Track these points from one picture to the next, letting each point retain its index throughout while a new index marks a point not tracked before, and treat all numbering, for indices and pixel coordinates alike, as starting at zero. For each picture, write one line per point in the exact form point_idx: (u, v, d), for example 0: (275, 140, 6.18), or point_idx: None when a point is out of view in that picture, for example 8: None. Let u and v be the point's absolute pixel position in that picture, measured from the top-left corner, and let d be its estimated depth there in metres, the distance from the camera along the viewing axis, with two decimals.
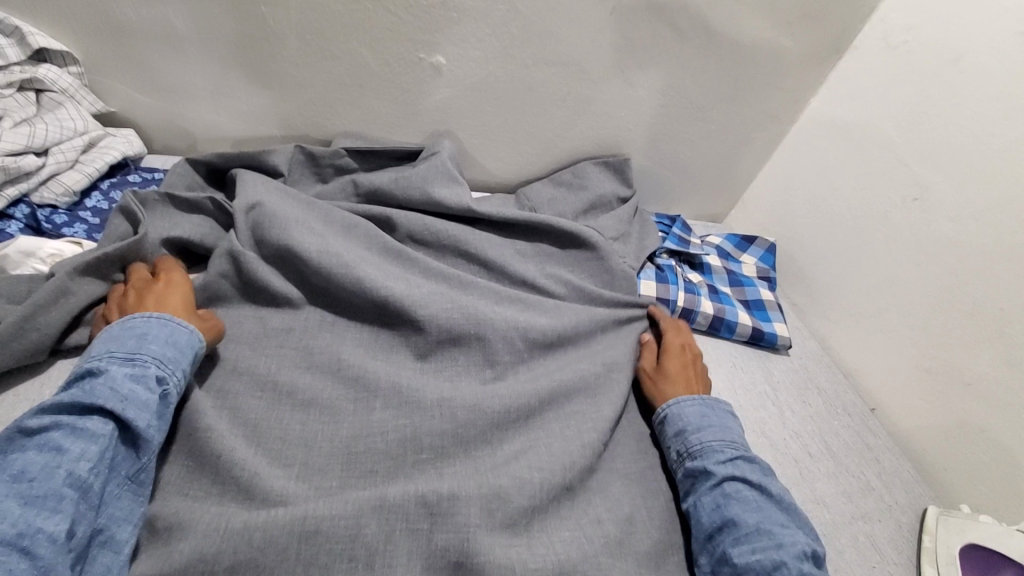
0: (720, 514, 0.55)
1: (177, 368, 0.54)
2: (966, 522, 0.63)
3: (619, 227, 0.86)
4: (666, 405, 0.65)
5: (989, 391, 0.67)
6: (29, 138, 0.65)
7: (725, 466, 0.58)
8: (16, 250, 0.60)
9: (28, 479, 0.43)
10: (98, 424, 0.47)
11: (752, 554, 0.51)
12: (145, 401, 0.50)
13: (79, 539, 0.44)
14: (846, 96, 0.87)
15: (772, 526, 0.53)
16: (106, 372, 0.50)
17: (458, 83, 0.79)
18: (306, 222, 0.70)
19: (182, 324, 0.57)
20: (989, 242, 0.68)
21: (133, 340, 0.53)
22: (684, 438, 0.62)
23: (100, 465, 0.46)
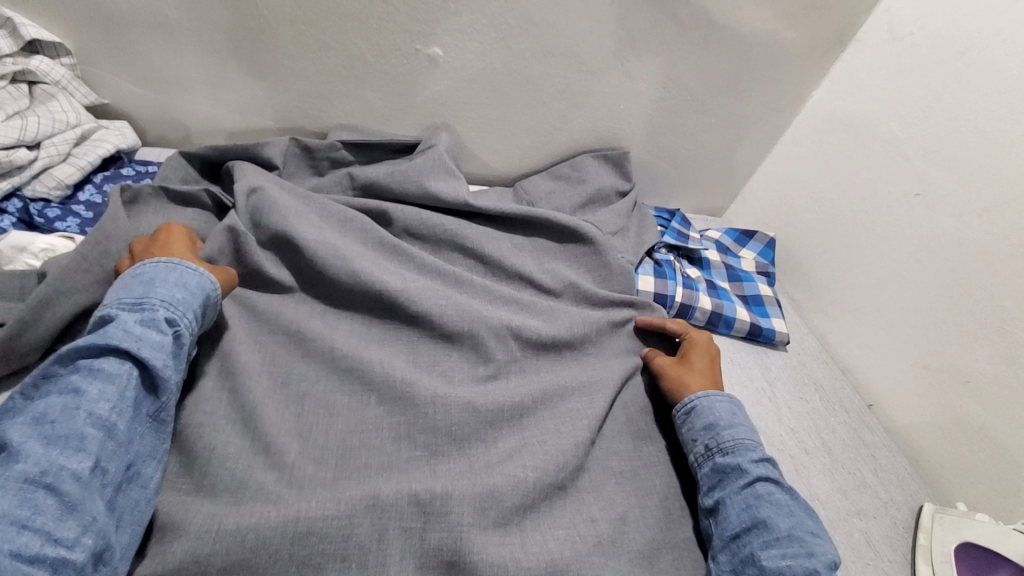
0: (750, 514, 0.54)
1: (187, 310, 0.54)
2: (963, 520, 0.62)
3: (618, 221, 0.85)
4: (700, 397, 0.64)
5: (989, 389, 0.67)
6: (20, 131, 0.64)
7: (758, 467, 0.58)
8: (9, 245, 0.58)
9: (49, 422, 0.45)
10: (114, 365, 0.49)
11: (782, 559, 0.51)
12: (158, 343, 0.51)
13: (108, 475, 0.46)
14: (850, 88, 0.85)
15: (804, 533, 0.53)
16: (118, 318, 0.51)
17: (455, 75, 0.78)
18: (302, 214, 0.70)
19: (193, 268, 0.57)
20: (993, 239, 0.68)
21: (141, 287, 0.54)
22: (715, 433, 0.61)
23: (120, 404, 0.48)
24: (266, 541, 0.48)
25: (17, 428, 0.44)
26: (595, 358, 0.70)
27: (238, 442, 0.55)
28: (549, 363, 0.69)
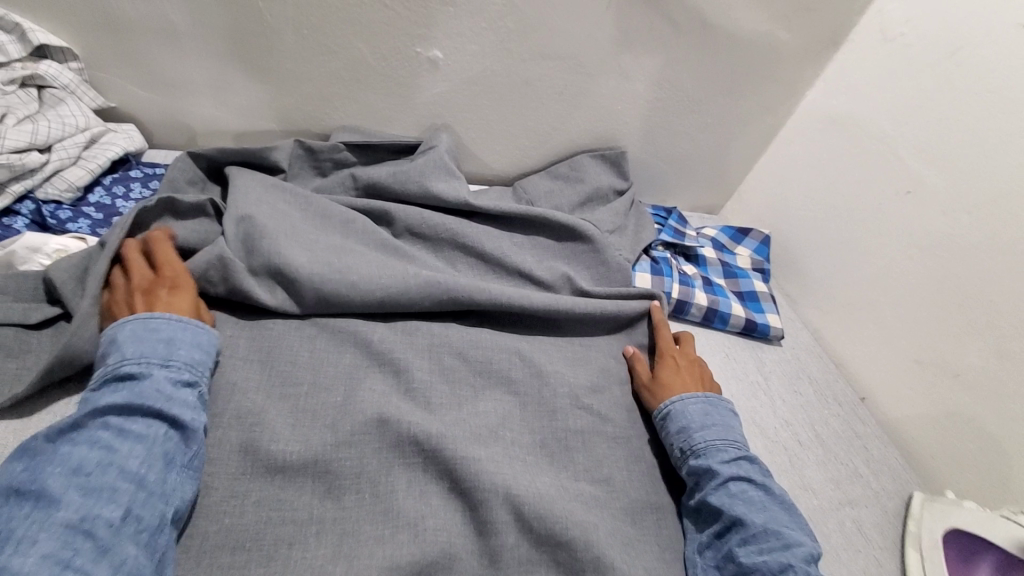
0: (726, 513, 0.55)
1: (206, 372, 0.53)
2: (951, 508, 0.64)
3: (616, 220, 0.87)
4: (672, 403, 0.64)
5: (979, 382, 0.69)
6: (32, 134, 0.62)
7: (728, 467, 0.58)
8: (22, 246, 0.57)
9: (85, 473, 0.43)
10: (144, 427, 0.47)
11: (759, 554, 0.52)
12: (186, 404, 0.50)
13: (145, 521, 0.43)
14: (843, 88, 0.87)
15: (779, 526, 0.54)
16: (149, 375, 0.49)
17: (455, 77, 0.80)
18: (296, 234, 0.69)
19: (203, 327, 0.56)
20: (984, 238, 0.69)
21: (162, 345, 0.52)
22: (688, 436, 0.61)
23: (151, 460, 0.46)
24: (270, 497, 0.49)
25: (51, 478, 0.42)
26: (593, 353, 0.72)
27: (248, 389, 0.56)
28: (550, 355, 0.70)
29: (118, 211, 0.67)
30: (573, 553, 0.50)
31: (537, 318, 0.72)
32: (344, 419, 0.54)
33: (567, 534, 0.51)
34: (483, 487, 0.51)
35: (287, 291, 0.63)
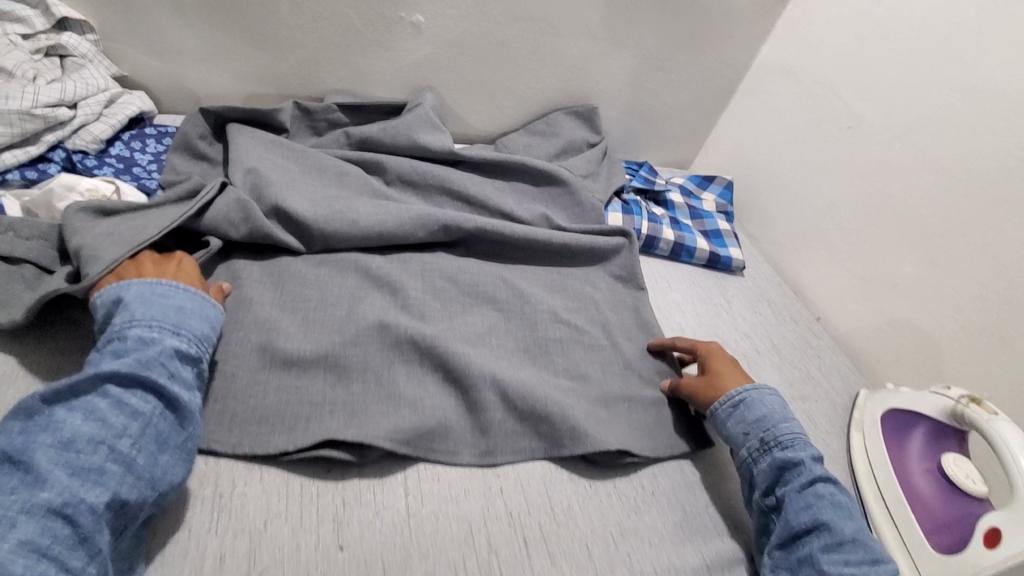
0: (811, 515, 0.52)
1: (209, 348, 0.52)
2: (888, 395, 0.71)
3: (589, 167, 0.95)
4: (747, 391, 0.61)
5: (912, 288, 0.77)
6: (61, 92, 0.69)
7: (818, 466, 0.55)
8: (59, 184, 0.64)
9: (76, 448, 0.41)
10: (141, 401, 0.45)
11: (845, 565, 0.49)
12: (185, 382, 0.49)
13: (128, 510, 0.42)
14: (791, 40, 0.96)
15: (867, 540, 0.51)
16: (158, 343, 0.48)
17: (436, 40, 0.88)
18: (294, 183, 0.77)
19: (209, 302, 0.55)
20: (912, 160, 0.77)
21: (170, 313, 0.51)
22: (771, 427, 0.58)
23: (144, 440, 0.44)
24: (288, 384, 0.55)
25: (41, 451, 0.40)
26: (571, 279, 0.80)
27: (263, 305, 0.63)
28: (531, 281, 0.78)
29: (137, 162, 0.75)
30: (554, 425, 0.58)
31: (518, 249, 0.80)
32: (348, 324, 0.62)
33: (546, 408, 0.58)
34: (472, 373, 0.59)
35: (294, 229, 0.71)
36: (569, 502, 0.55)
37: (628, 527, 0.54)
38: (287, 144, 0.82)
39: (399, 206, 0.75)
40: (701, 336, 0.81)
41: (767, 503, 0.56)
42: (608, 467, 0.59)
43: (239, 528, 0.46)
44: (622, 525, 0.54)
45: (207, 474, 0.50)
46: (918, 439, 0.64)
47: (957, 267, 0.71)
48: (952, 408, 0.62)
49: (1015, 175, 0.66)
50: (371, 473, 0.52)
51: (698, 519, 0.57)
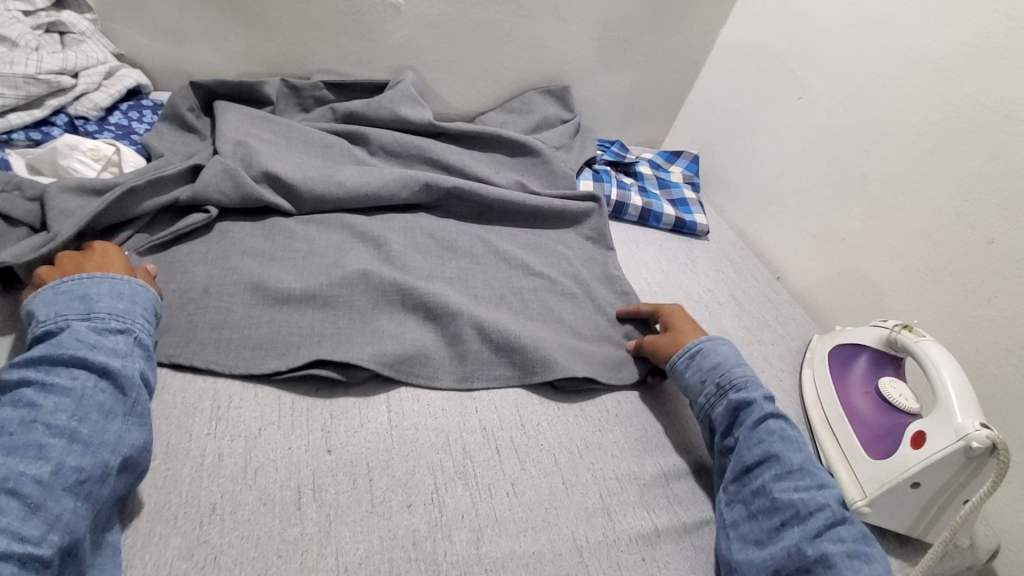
0: (764, 448, 0.55)
1: (138, 319, 0.51)
2: (836, 333, 0.77)
3: (562, 140, 1.01)
4: (703, 340, 0.64)
5: (859, 240, 0.83)
6: (63, 61, 0.74)
7: (769, 404, 0.58)
8: (63, 143, 0.69)
9: (6, 434, 0.40)
10: (68, 378, 0.44)
11: (794, 491, 0.52)
12: (113, 350, 0.47)
13: (91, 479, 0.41)
14: (747, 22, 1.03)
15: (815, 469, 0.54)
16: (71, 326, 0.47)
17: (416, 21, 0.94)
18: (281, 154, 0.81)
19: (129, 279, 0.53)
20: (855, 122, 0.84)
21: (79, 301, 0.49)
22: (725, 371, 0.61)
23: (80, 411, 0.43)
24: (279, 318, 0.60)
25: None
26: (544, 238, 0.86)
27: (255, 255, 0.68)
28: (507, 240, 0.83)
29: (135, 130, 0.81)
30: (526, 355, 0.63)
31: (495, 211, 0.85)
32: (334, 270, 0.67)
33: (518, 340, 0.64)
34: (450, 309, 0.64)
35: (284, 192, 0.75)
36: (539, 420, 0.60)
37: (593, 442, 0.60)
38: (274, 118, 0.86)
39: (381, 170, 0.80)
40: (666, 290, 0.87)
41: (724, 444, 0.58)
42: (574, 393, 0.64)
43: (235, 434, 0.51)
44: (587, 439, 0.60)
45: (205, 390, 0.54)
46: (860, 363, 0.70)
47: (896, 218, 0.78)
48: (888, 336, 0.67)
49: (940, 128, 0.73)
50: (357, 392, 0.57)
51: (658, 436, 0.63)
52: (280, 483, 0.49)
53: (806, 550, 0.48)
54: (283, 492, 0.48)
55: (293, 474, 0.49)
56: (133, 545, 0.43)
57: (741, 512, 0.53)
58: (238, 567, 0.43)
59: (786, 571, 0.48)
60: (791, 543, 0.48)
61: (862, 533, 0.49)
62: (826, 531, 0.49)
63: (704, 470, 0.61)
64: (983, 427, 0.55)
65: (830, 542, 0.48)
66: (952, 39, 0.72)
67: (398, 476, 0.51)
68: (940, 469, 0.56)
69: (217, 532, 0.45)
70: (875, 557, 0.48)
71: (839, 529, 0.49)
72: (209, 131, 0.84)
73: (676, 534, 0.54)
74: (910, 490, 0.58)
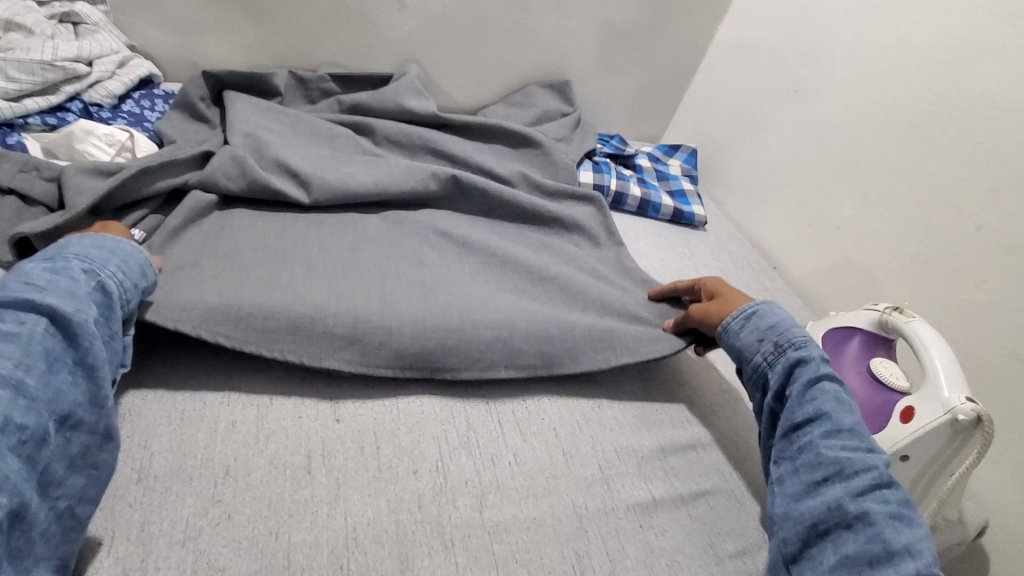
0: (816, 407, 0.55)
1: (106, 264, 0.50)
2: (826, 318, 0.78)
3: (563, 132, 1.03)
4: (760, 304, 0.64)
5: (852, 229, 0.85)
6: (78, 50, 0.76)
7: (826, 365, 0.57)
8: (79, 128, 0.71)
9: None
10: (15, 323, 0.43)
11: (842, 450, 0.52)
12: (68, 296, 0.46)
13: (32, 435, 0.39)
14: (743, 18, 1.05)
15: (865, 431, 0.54)
16: (23, 272, 0.46)
17: (421, 16, 0.96)
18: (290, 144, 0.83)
19: (98, 233, 0.53)
20: (847, 113, 0.86)
21: (48, 251, 0.50)
22: (782, 332, 0.60)
23: (28, 358, 0.41)
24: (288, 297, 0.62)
25: None
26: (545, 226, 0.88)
27: (264, 239, 0.70)
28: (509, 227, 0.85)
29: (147, 118, 0.83)
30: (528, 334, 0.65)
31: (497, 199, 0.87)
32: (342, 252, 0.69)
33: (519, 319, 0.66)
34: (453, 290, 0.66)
35: (292, 178, 0.76)
36: (540, 397, 0.62)
37: (592, 416, 0.61)
38: (283, 109, 0.88)
39: (389, 162, 0.82)
40: (664, 278, 0.89)
41: (775, 402, 0.59)
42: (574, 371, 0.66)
43: (248, 403, 0.53)
44: (587, 414, 0.61)
45: (218, 362, 0.56)
46: (853, 344, 0.71)
47: (888, 205, 0.80)
48: (879, 318, 0.69)
49: (929, 118, 0.75)
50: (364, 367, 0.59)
51: (656, 413, 0.65)
52: (290, 449, 0.50)
53: (847, 506, 0.49)
54: (293, 457, 0.50)
55: (303, 441, 0.51)
56: (152, 502, 0.45)
57: (787, 468, 0.54)
58: (251, 525, 0.45)
59: (826, 524, 0.49)
60: (833, 499, 0.49)
61: (905, 497, 0.50)
62: (870, 491, 0.49)
63: (703, 445, 0.63)
64: (969, 401, 0.57)
65: (874, 501, 0.48)
66: (940, 31, 0.75)
67: (404, 445, 0.53)
68: (929, 442, 0.58)
69: (231, 492, 0.47)
70: (914, 519, 0.48)
71: (884, 490, 0.50)
72: (219, 119, 0.85)
73: (673, 504, 0.56)
74: (900, 463, 0.60)
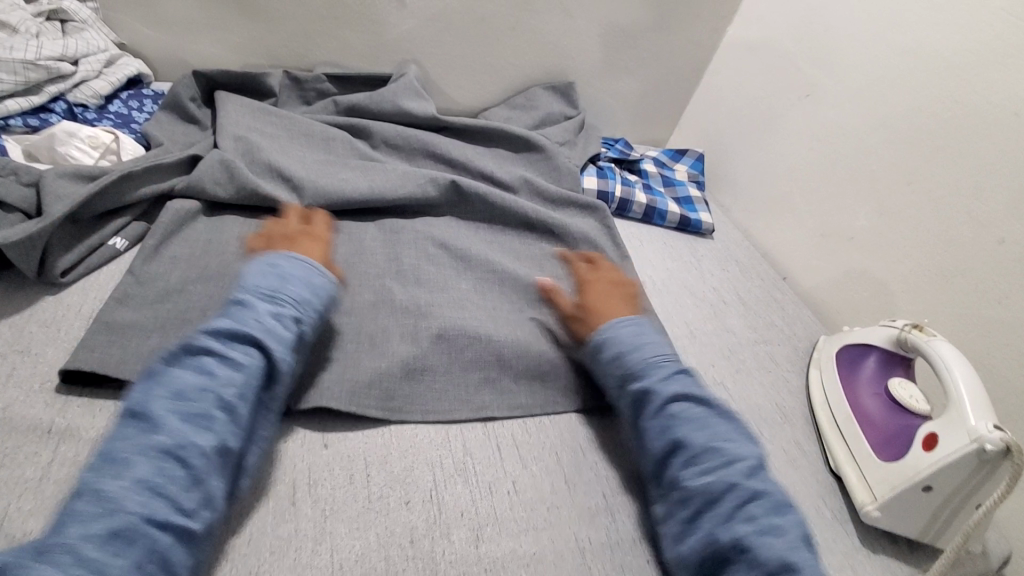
0: (668, 437, 0.50)
1: (309, 310, 0.52)
2: (842, 334, 0.75)
3: (566, 136, 1.00)
4: (604, 330, 0.59)
5: (866, 240, 0.82)
6: (63, 48, 0.74)
7: (668, 386, 0.53)
8: (61, 130, 0.68)
9: (186, 397, 0.43)
10: (242, 355, 0.46)
11: (701, 475, 0.48)
12: (284, 344, 0.48)
13: (230, 458, 0.43)
14: (754, 19, 1.02)
15: (723, 442, 0.50)
16: (254, 303, 0.49)
17: (420, 14, 0.93)
18: (284, 148, 0.80)
19: (322, 273, 0.56)
20: (862, 119, 0.83)
21: (275, 279, 0.52)
22: (624, 362, 0.56)
23: (245, 394, 0.45)
24: None
25: (155, 399, 0.42)
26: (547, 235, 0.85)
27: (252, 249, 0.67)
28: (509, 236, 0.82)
29: (135, 119, 0.79)
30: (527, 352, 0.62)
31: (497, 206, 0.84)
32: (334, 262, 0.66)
33: (519, 336, 0.62)
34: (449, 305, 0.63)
35: (284, 184, 0.73)
36: (541, 418, 0.58)
37: (595, 440, 0.58)
38: (275, 110, 0.85)
39: (387, 167, 0.79)
40: (671, 288, 0.85)
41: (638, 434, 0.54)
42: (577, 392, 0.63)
43: None
44: (590, 438, 0.58)
45: None
46: (869, 364, 0.68)
47: (905, 216, 0.77)
48: (897, 336, 0.66)
49: (951, 126, 0.72)
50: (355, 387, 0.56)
51: None
52: (274, 478, 0.48)
53: (720, 537, 0.45)
54: (277, 487, 0.47)
55: (288, 468, 0.48)
56: None
57: (665, 507, 0.50)
58: (228, 564, 0.42)
59: (709, 563, 0.45)
60: (706, 533, 0.45)
61: (775, 505, 0.46)
62: (737, 511, 0.45)
63: None
64: (996, 429, 0.53)
65: (742, 521, 0.45)
66: (962, 35, 0.71)
67: (396, 471, 0.50)
68: (952, 472, 0.55)
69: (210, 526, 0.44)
70: (786, 529, 0.45)
71: (752, 505, 0.46)
72: (210, 122, 0.82)
73: None
74: (922, 493, 0.56)
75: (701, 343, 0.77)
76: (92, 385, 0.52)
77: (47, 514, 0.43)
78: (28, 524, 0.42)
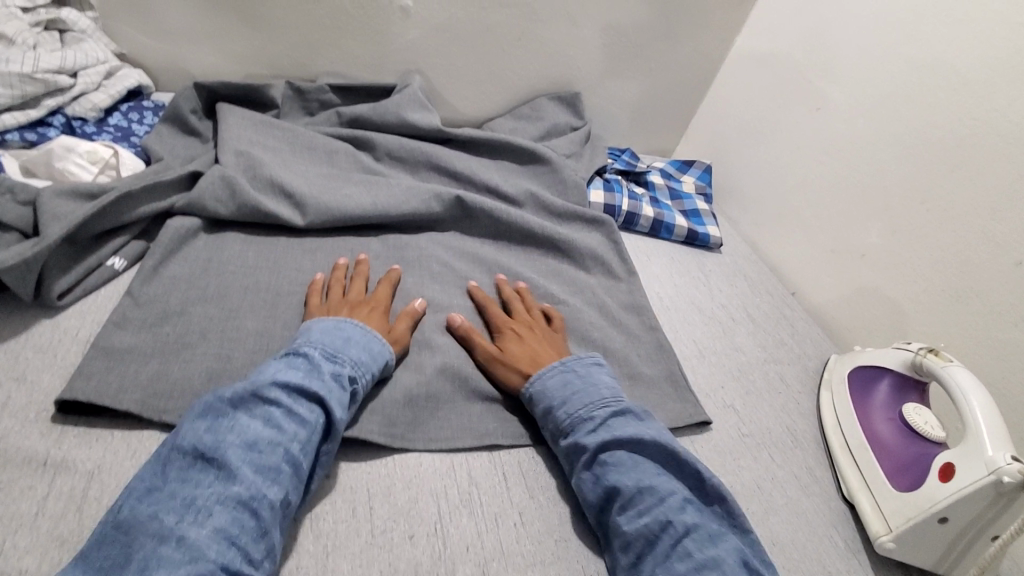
0: (602, 486, 0.50)
1: (368, 372, 0.54)
2: (854, 354, 0.74)
3: (572, 148, 0.98)
4: (531, 384, 0.57)
5: (878, 257, 0.80)
6: (62, 60, 0.72)
7: (595, 435, 0.52)
8: (59, 145, 0.67)
9: (258, 448, 0.44)
10: (308, 411, 0.48)
11: (638, 520, 0.47)
12: (345, 404, 0.50)
13: (290, 509, 0.45)
14: (764, 29, 1.00)
15: (652, 481, 0.49)
16: (318, 360, 0.51)
17: (424, 24, 0.92)
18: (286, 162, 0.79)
19: (382, 340, 0.57)
20: (875, 135, 0.81)
21: (339, 339, 0.54)
22: (552, 415, 0.54)
23: (308, 450, 0.46)
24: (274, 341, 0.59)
25: (230, 448, 0.44)
26: None
27: (254, 267, 0.66)
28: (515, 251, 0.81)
29: (135, 132, 0.79)
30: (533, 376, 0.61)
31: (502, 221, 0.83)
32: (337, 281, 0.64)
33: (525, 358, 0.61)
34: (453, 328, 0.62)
35: (286, 199, 0.72)
36: (548, 446, 0.57)
37: None
38: (277, 122, 0.83)
39: (390, 182, 0.77)
40: (679, 305, 0.84)
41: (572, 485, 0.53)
42: None
43: None
44: None
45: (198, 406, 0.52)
46: (883, 388, 0.67)
47: (918, 234, 0.75)
48: (912, 360, 0.64)
49: (967, 144, 0.70)
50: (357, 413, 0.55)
51: None
52: None
53: None
54: None
55: None
56: None
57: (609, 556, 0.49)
58: None
59: None
60: None
61: (708, 535, 0.46)
62: (674, 549, 0.46)
63: None
64: (1015, 460, 0.52)
65: (678, 558, 0.45)
66: (980, 50, 0.69)
67: (400, 504, 0.49)
68: (968, 504, 0.53)
69: None
70: (723, 558, 0.45)
71: (686, 541, 0.46)
72: (211, 133, 0.82)
73: None
74: (938, 525, 0.55)
75: (710, 363, 0.76)
76: (90, 413, 0.51)
77: (42, 551, 0.42)
78: (23, 561, 0.41)
